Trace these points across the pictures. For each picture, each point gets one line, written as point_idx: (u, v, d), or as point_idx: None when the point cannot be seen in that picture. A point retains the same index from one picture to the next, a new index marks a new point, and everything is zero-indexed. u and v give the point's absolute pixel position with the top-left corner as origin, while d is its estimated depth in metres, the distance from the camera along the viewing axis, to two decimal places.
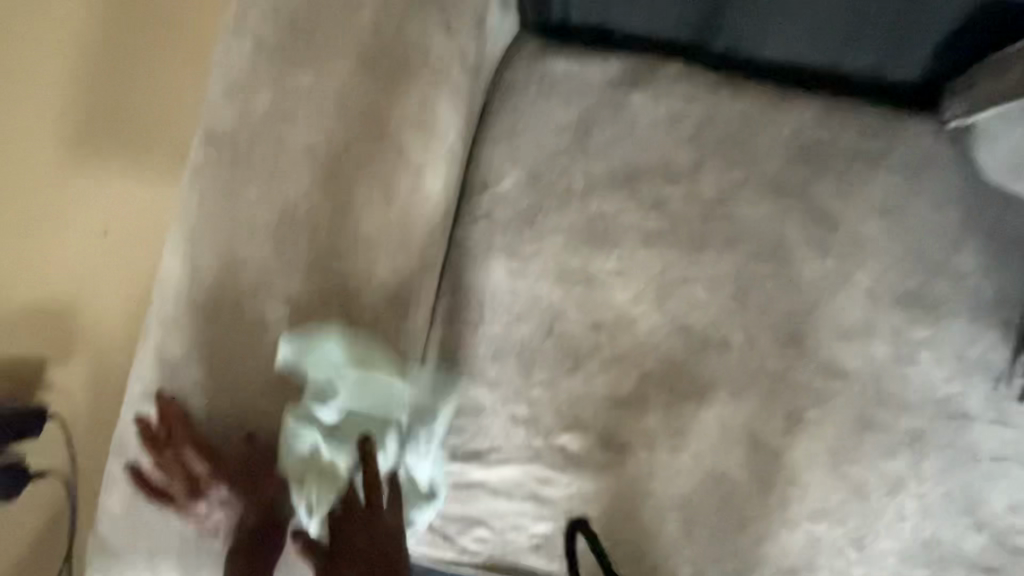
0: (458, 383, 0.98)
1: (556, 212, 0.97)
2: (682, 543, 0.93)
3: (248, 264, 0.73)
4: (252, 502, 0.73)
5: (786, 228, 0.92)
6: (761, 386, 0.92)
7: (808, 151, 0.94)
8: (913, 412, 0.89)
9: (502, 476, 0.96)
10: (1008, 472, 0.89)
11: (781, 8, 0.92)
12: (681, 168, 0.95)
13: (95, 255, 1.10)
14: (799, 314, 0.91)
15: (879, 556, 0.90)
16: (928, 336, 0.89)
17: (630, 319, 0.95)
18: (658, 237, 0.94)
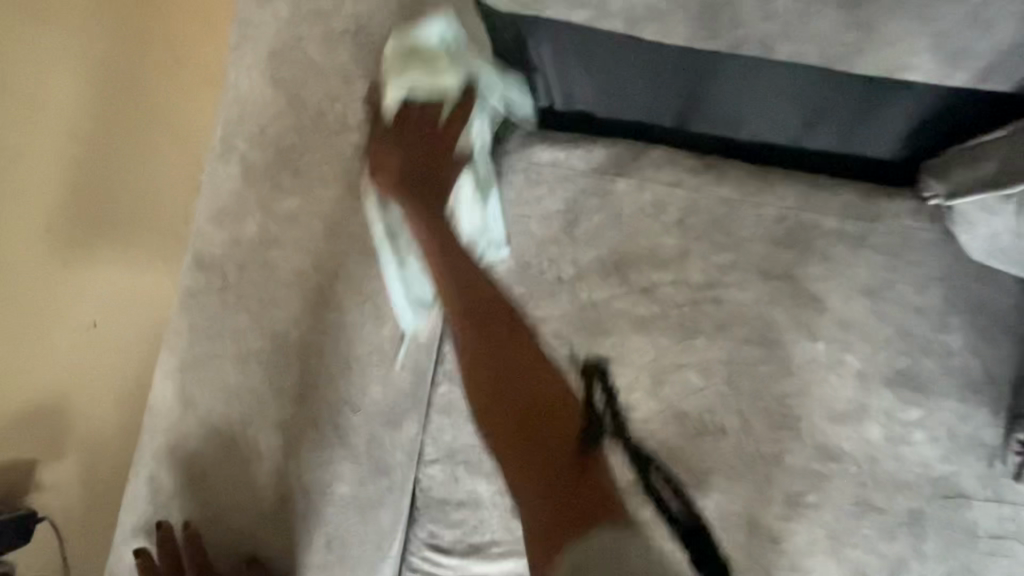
0: (455, 476, 0.97)
1: (547, 300, 0.98)
2: None
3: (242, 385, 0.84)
4: None
5: (775, 312, 0.93)
6: (758, 470, 0.92)
7: (793, 233, 0.95)
8: (910, 492, 0.90)
9: (503, 570, 0.95)
10: (1009, 549, 0.89)
11: (756, 97, 0.92)
12: (669, 254, 0.96)
13: (88, 350, 1.09)
14: (792, 397, 0.92)
15: None
16: (920, 416, 0.90)
17: (625, 405, 0.95)
18: (649, 323, 0.95)
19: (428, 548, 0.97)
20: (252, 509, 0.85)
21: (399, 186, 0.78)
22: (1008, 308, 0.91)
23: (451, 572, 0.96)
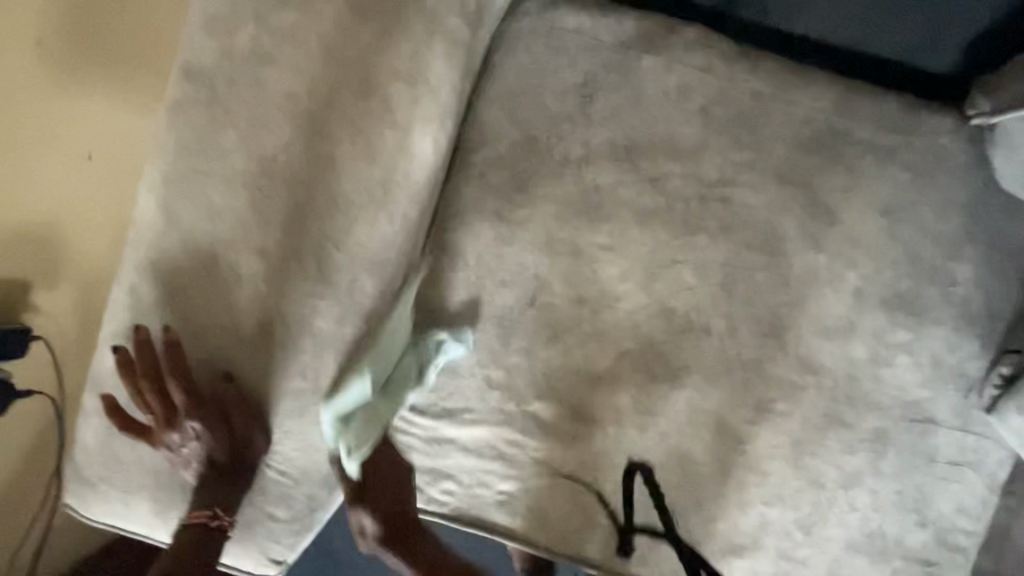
0: (436, 344, 0.99)
1: (550, 179, 0.94)
2: (639, 515, 0.97)
3: (228, 209, 0.79)
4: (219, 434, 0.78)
5: (783, 218, 0.89)
6: (735, 374, 0.93)
7: (820, 138, 0.89)
8: (880, 412, 0.91)
9: (474, 435, 0.99)
10: (961, 477, 0.91)
11: None
12: (685, 145, 0.91)
13: (78, 177, 1.02)
14: (784, 307, 0.90)
15: (822, 541, 0.94)
16: (908, 341, 0.89)
17: (613, 296, 0.94)
18: (652, 215, 0.92)
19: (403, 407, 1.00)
20: (231, 336, 0.81)
21: (377, 512, 0.83)
22: None
23: (423, 432, 1.00)
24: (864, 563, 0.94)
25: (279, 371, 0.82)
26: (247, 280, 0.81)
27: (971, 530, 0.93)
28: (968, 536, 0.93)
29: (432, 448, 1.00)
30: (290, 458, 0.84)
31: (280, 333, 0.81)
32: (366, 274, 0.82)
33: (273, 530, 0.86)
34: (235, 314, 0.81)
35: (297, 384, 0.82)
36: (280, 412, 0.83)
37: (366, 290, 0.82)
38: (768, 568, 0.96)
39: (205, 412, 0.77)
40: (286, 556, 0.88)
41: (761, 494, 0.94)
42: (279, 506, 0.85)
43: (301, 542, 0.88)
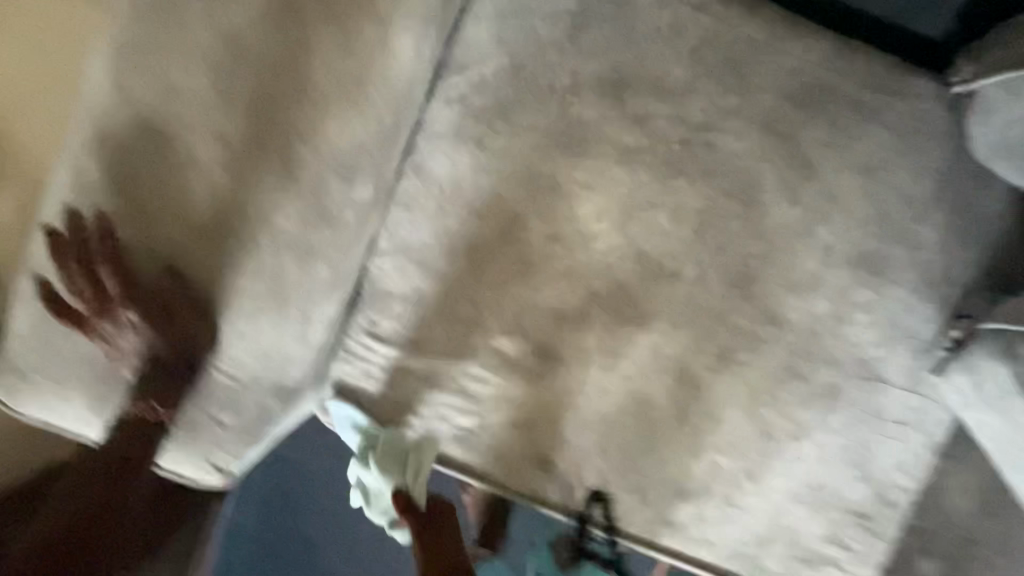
0: (404, 272, 0.96)
1: (533, 109, 0.91)
2: (594, 455, 0.99)
3: (187, 90, 0.76)
4: (158, 328, 0.77)
5: (763, 169, 0.89)
6: (701, 321, 0.93)
7: (807, 91, 0.88)
8: (836, 368, 0.93)
9: (436, 367, 0.98)
10: (903, 436, 0.95)
11: None
12: (674, 85, 0.89)
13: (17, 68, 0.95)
14: (755, 258, 0.91)
15: (768, 490, 0.98)
16: (869, 300, 0.91)
17: (588, 234, 0.93)
18: (634, 155, 0.90)
19: (366, 334, 0.98)
20: (182, 230, 0.79)
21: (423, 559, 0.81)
22: (991, 216, 0.89)
23: (384, 362, 0.98)
24: (805, 513, 0.98)
25: (234, 271, 0.80)
26: (205, 168, 0.78)
27: (907, 487, 0.97)
28: (904, 493, 0.98)
29: (393, 377, 0.98)
30: (240, 362, 0.83)
31: (235, 229, 0.79)
32: (334, 177, 0.79)
33: (218, 437, 0.86)
34: (190, 203, 0.79)
35: (252, 284, 0.81)
36: (233, 315, 0.81)
37: (333, 196, 0.79)
38: (714, 512, 0.99)
39: (142, 303, 0.76)
40: (230, 465, 0.88)
41: (713, 441, 0.96)
42: (224, 410, 0.85)
43: (246, 451, 0.88)
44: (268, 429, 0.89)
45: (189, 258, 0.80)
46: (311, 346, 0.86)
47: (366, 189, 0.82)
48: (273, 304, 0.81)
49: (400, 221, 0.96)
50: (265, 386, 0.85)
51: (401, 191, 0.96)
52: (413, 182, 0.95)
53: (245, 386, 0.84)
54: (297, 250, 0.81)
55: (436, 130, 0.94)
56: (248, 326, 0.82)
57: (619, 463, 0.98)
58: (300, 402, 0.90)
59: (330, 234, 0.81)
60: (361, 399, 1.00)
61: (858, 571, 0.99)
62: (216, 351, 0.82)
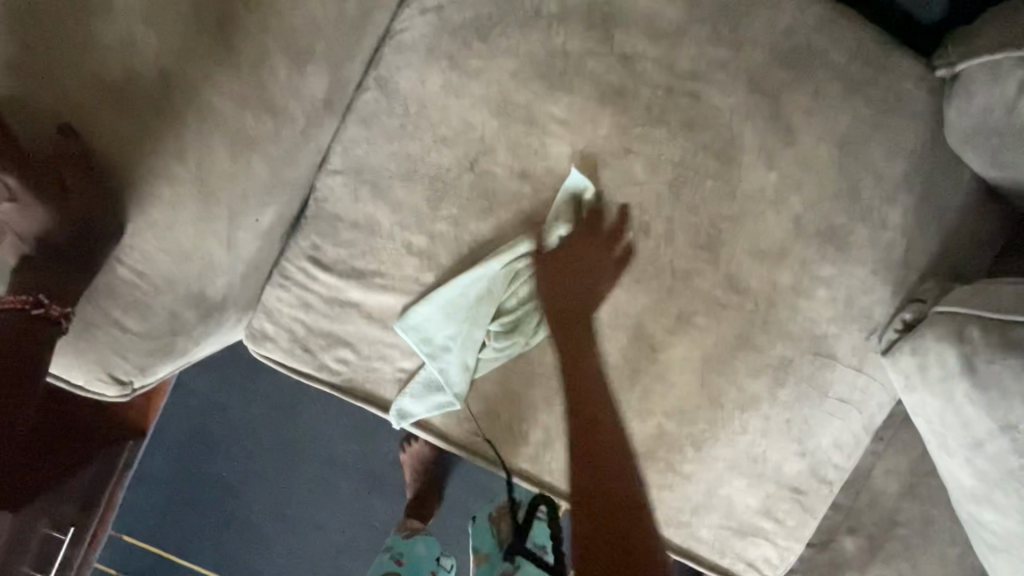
0: (357, 196, 0.88)
1: (515, 33, 0.85)
2: (541, 411, 0.95)
3: None
4: (54, 205, 0.67)
5: (744, 127, 0.86)
6: (664, 281, 0.90)
7: (797, 53, 0.85)
8: (790, 341, 0.92)
9: (380, 303, 0.90)
10: (845, 415, 0.96)
11: None
12: (664, 27, 0.84)
13: None
14: (725, 221, 0.88)
15: (709, 459, 0.97)
16: (831, 276, 0.90)
17: (559, 177, 0.87)
18: (616, 96, 0.85)
19: (307, 259, 0.90)
20: (82, 80, 0.67)
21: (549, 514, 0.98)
22: (954, 205, 0.90)
23: (324, 292, 0.90)
24: (743, 485, 0.98)
25: (147, 145, 0.70)
26: (123, 19, 0.68)
27: (842, 466, 0.98)
28: (838, 472, 0.99)
29: (332, 310, 0.91)
30: (151, 260, 0.74)
31: (153, 95, 0.69)
32: (283, 60, 0.75)
33: (122, 345, 0.76)
34: (99, 55, 0.68)
35: (175, 167, 0.71)
36: (145, 201, 0.71)
37: (278, 79, 0.75)
38: (654, 478, 0.97)
39: (29, 170, 0.64)
40: (132, 380, 0.79)
41: (661, 406, 0.94)
42: (129, 313, 0.75)
43: (153, 363, 0.79)
44: (181, 345, 0.81)
45: (89, 118, 0.68)
46: (239, 256, 0.80)
47: (319, 85, 0.80)
48: (195, 197, 0.73)
49: (357, 139, 0.88)
50: (184, 292, 0.77)
51: (360, 106, 0.87)
52: (376, 97, 0.87)
53: (158, 289, 0.75)
54: (228, 133, 0.73)
55: (407, 42, 0.86)
56: (164, 219, 0.73)
57: (563, 421, 0.95)
58: (225, 321, 0.85)
59: (271, 125, 0.76)
60: (295, 329, 0.92)
61: (786, 544, 1.00)
62: (122, 242, 0.72)
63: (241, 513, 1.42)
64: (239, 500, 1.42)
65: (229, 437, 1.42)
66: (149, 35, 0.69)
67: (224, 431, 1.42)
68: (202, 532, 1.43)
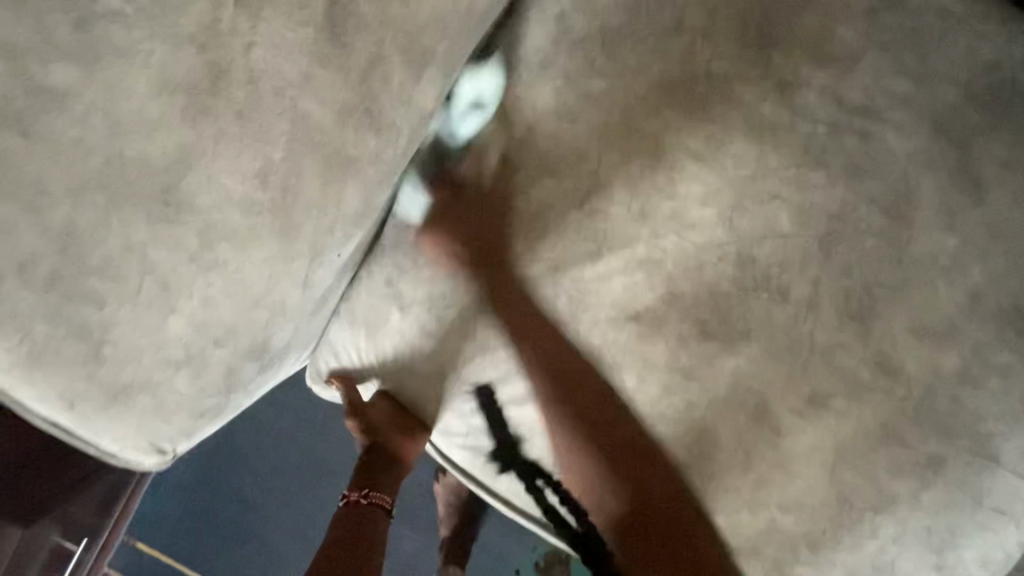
0: (441, 226, 0.75)
1: (651, 48, 0.71)
2: (631, 491, 0.81)
3: None
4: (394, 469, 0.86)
5: (922, 178, 0.70)
6: (800, 355, 0.75)
7: (999, 91, 0.69)
8: (945, 437, 0.76)
9: (460, 352, 0.78)
10: (999, 529, 0.79)
11: None
12: (834, 50, 0.69)
13: None
14: (883, 289, 0.73)
15: (826, 563, 0.81)
16: (1006, 365, 0.74)
17: (685, 221, 0.73)
18: (768, 130, 0.70)
19: (377, 293, 0.77)
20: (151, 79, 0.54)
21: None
22: None
23: (391, 335, 0.78)
24: None
25: (223, 166, 0.58)
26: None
27: None
28: None
29: (405, 354, 0.79)
30: (212, 305, 0.62)
31: (237, 101, 0.57)
32: (401, 65, 0.62)
33: (166, 407, 0.64)
34: (175, 44, 0.54)
35: (252, 190, 0.59)
36: (215, 235, 0.59)
37: (391, 88, 0.62)
38: None
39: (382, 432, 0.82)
40: (174, 447, 0.68)
41: (668, 508, 0.79)
42: (184, 372, 0.63)
43: (201, 426, 0.68)
44: (233, 402, 0.69)
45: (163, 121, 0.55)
46: (312, 294, 0.69)
47: (430, 94, 0.66)
48: (273, 228, 0.61)
49: (448, 160, 0.74)
50: (241, 345, 0.65)
51: (456, 121, 0.74)
52: (477, 112, 0.74)
53: (218, 338, 0.63)
54: (322, 153, 0.61)
55: (520, 51, 0.73)
56: (234, 251, 0.61)
57: (655, 506, 0.80)
58: (281, 368, 0.72)
59: (373, 143, 0.64)
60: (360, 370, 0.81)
61: None
62: (182, 290, 0.60)
63: (275, 526, 1.29)
64: (262, 514, 1.29)
65: (262, 453, 1.30)
66: (238, 17, 0.55)
67: (267, 441, 1.30)
68: (226, 543, 1.29)
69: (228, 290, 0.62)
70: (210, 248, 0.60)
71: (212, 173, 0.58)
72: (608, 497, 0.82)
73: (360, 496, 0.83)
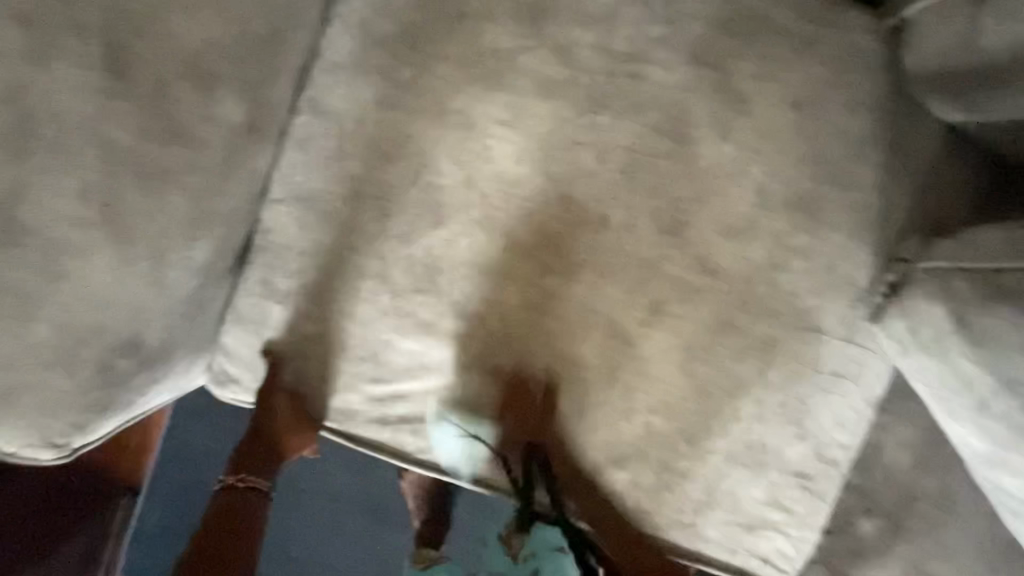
0: (301, 223, 0.86)
1: (445, 36, 0.83)
2: (522, 424, 0.90)
3: None
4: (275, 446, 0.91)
5: (692, 100, 0.83)
6: (632, 273, 0.86)
7: (737, 20, 0.83)
8: (772, 319, 0.87)
9: (344, 331, 0.87)
10: (842, 389, 0.90)
11: None
12: (595, 11, 0.83)
13: None
14: (685, 202, 0.85)
15: (706, 453, 0.91)
16: (804, 246, 0.86)
17: (507, 179, 0.84)
18: (555, 87, 0.83)
19: (260, 292, 0.87)
20: None
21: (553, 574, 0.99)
22: (924, 155, 0.85)
23: (280, 327, 0.88)
24: (744, 477, 0.92)
25: (48, 188, 0.65)
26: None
27: (846, 444, 0.93)
28: (843, 451, 0.93)
29: (294, 344, 0.88)
30: (69, 309, 0.69)
31: (47, 136, 0.64)
32: (185, 87, 0.69)
33: (48, 403, 0.71)
34: None
35: (80, 209, 0.67)
36: (58, 249, 0.67)
37: (182, 108, 0.70)
38: (651, 482, 0.91)
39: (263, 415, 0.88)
40: (69, 439, 0.74)
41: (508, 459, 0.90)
42: (57, 371, 0.70)
43: (91, 419, 0.74)
44: (119, 397, 0.77)
45: None
46: (170, 296, 0.76)
47: (234, 110, 0.74)
48: (108, 239, 0.69)
49: (296, 165, 0.85)
50: (108, 343, 0.72)
51: (295, 130, 0.85)
52: (311, 118, 0.84)
53: (82, 339, 0.70)
54: (137, 169, 0.69)
55: (336, 59, 0.84)
56: (71, 257, 0.68)
57: (544, 431, 0.90)
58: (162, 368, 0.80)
59: (183, 156, 0.71)
60: (267, 365, 0.88)
61: (798, 535, 0.94)
62: (37, 292, 0.67)
63: None
64: None
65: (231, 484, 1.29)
66: (33, 71, 0.63)
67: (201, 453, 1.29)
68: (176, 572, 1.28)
69: (76, 296, 0.69)
70: (55, 258, 0.67)
71: (48, 194, 0.65)
72: (508, 436, 0.90)
73: (239, 480, 0.90)
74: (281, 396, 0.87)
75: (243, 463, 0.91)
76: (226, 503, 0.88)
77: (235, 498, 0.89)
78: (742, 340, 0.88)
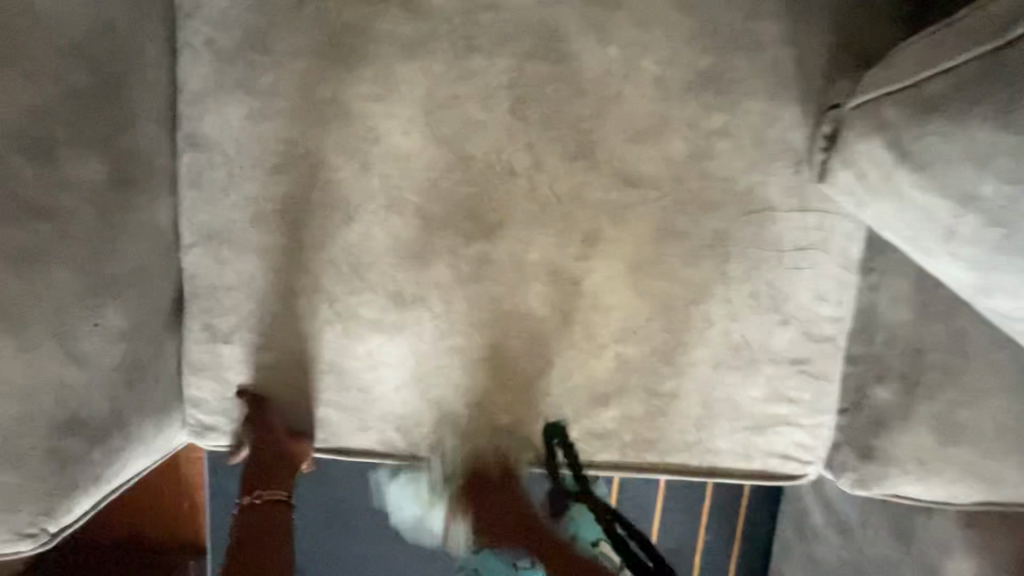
0: (220, 259, 0.85)
1: (294, 29, 0.80)
2: (496, 391, 0.88)
3: None
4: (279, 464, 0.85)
5: (558, 14, 0.78)
6: (555, 208, 0.82)
7: None
8: (715, 211, 0.82)
9: (296, 351, 0.87)
10: (812, 261, 0.84)
11: None
12: None
13: None
14: (586, 119, 0.80)
15: (689, 367, 0.87)
16: (724, 124, 0.80)
17: (399, 152, 0.81)
18: (417, 44, 0.79)
19: (204, 338, 0.87)
20: None
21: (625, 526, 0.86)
22: None
23: (235, 366, 0.88)
24: (737, 380, 0.87)
25: None
26: None
27: (835, 316, 0.87)
28: (834, 324, 0.87)
29: (254, 377, 0.88)
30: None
31: None
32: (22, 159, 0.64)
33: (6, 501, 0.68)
34: None
35: None
36: None
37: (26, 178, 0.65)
38: (642, 412, 0.88)
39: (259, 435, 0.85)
40: (43, 525, 0.72)
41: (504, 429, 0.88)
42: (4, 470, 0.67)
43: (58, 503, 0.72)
44: (84, 474, 0.75)
45: None
46: (95, 367, 0.74)
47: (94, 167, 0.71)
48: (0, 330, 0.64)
49: (197, 205, 0.84)
50: (46, 430, 0.70)
51: (184, 172, 0.84)
52: (195, 154, 0.83)
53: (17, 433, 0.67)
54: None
55: (198, 88, 0.82)
56: None
57: (519, 392, 0.87)
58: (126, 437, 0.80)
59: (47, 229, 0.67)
60: (239, 405, 0.88)
61: (812, 422, 0.90)
62: None
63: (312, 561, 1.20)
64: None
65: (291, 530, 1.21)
66: None
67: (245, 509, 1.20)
68: None
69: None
70: None
71: None
72: (489, 405, 0.88)
73: (256, 497, 0.83)
74: (276, 424, 0.86)
75: (252, 481, 0.84)
76: (247, 524, 0.81)
77: (257, 517, 0.82)
78: (691, 240, 0.83)
